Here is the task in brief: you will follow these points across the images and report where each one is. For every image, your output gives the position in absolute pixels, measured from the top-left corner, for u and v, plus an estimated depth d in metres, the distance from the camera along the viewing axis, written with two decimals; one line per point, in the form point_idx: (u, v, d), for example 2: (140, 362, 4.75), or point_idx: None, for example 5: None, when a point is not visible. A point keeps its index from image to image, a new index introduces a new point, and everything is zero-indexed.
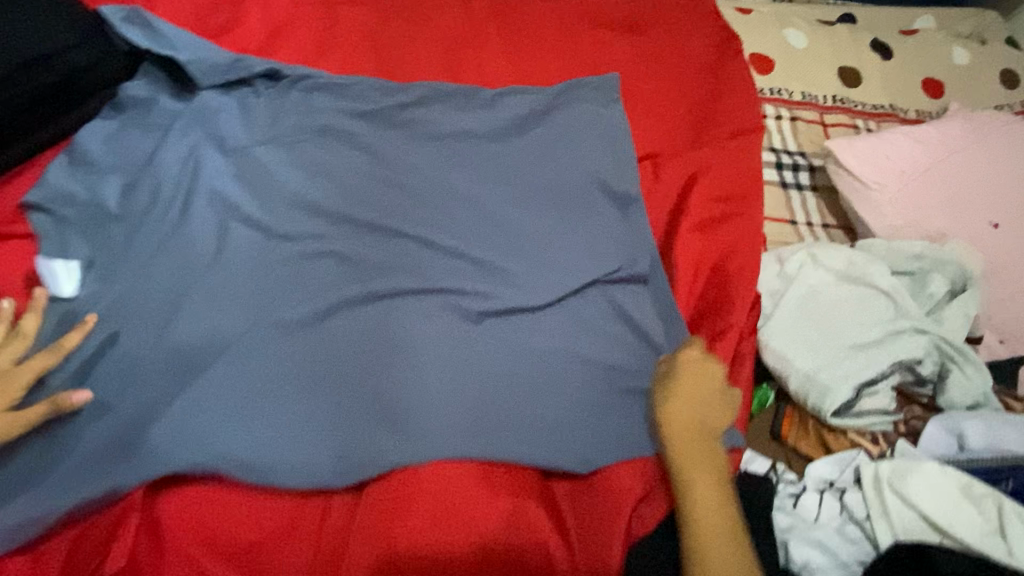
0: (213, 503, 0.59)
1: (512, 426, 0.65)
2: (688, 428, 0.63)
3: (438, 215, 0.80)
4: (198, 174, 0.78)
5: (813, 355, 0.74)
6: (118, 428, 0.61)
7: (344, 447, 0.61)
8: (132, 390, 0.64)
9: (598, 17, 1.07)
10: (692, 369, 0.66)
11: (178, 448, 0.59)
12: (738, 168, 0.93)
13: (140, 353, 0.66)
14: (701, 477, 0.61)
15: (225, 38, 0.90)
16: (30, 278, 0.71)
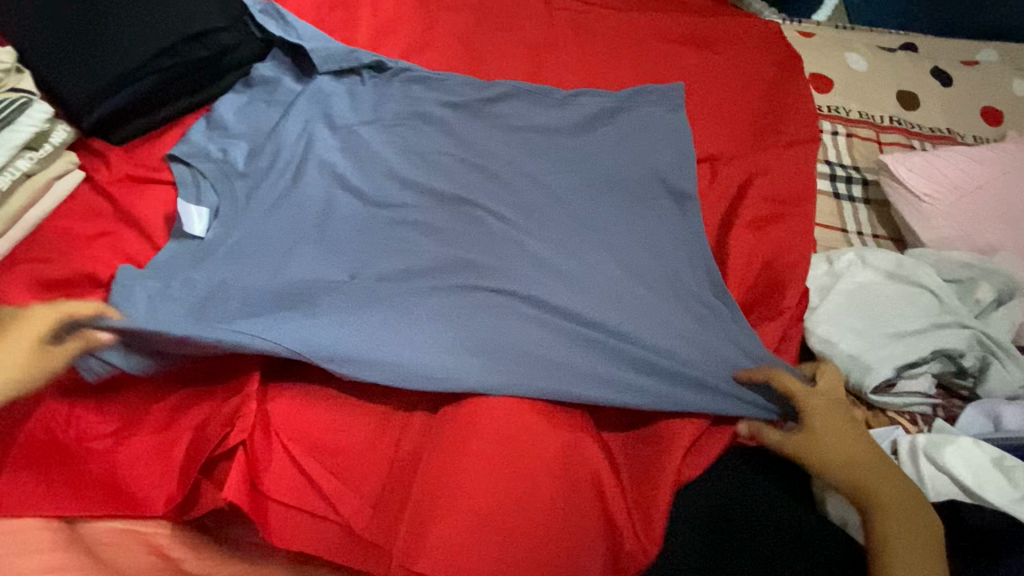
0: (314, 410, 0.69)
1: (573, 370, 0.73)
2: (854, 461, 0.68)
3: (516, 194, 0.89)
4: (312, 144, 0.90)
5: (859, 341, 0.79)
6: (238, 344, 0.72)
7: (431, 361, 0.70)
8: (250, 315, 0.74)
9: (669, 33, 1.16)
10: (823, 407, 0.72)
11: (293, 335, 0.68)
12: (793, 175, 0.99)
13: (253, 286, 0.76)
14: (883, 502, 0.65)
15: (338, 34, 1.03)
16: (169, 218, 0.83)
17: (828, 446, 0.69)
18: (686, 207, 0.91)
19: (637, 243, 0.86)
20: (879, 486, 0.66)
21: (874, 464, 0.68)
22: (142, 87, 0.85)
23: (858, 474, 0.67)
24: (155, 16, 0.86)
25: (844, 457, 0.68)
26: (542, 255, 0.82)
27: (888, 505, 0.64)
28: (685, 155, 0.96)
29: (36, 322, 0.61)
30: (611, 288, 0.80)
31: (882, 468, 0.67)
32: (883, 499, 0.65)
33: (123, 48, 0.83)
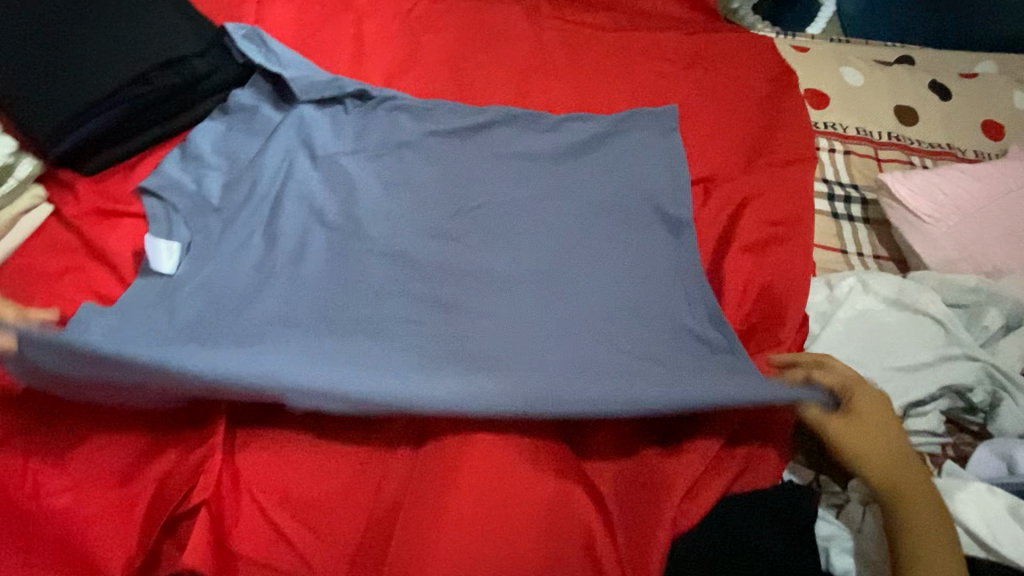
0: (288, 452, 0.68)
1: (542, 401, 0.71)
2: (895, 480, 0.65)
3: (501, 226, 0.88)
4: (292, 177, 0.87)
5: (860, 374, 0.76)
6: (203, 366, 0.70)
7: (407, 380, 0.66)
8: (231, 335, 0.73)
9: (661, 52, 1.13)
10: (862, 414, 0.69)
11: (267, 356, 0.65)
12: (790, 197, 0.96)
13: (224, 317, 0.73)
14: (921, 530, 0.61)
15: (320, 58, 1.00)
16: (138, 254, 0.80)
17: (866, 460, 0.67)
18: (681, 237, 0.89)
19: (624, 272, 0.85)
20: (918, 513, 0.63)
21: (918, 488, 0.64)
22: (111, 117, 0.82)
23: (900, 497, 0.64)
24: (125, 42, 0.83)
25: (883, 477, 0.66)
26: (526, 292, 0.81)
27: (929, 534, 0.61)
28: (678, 177, 0.95)
29: None
30: (600, 322, 0.79)
31: (923, 495, 0.64)
32: (922, 528, 0.62)
33: (90, 76, 0.80)
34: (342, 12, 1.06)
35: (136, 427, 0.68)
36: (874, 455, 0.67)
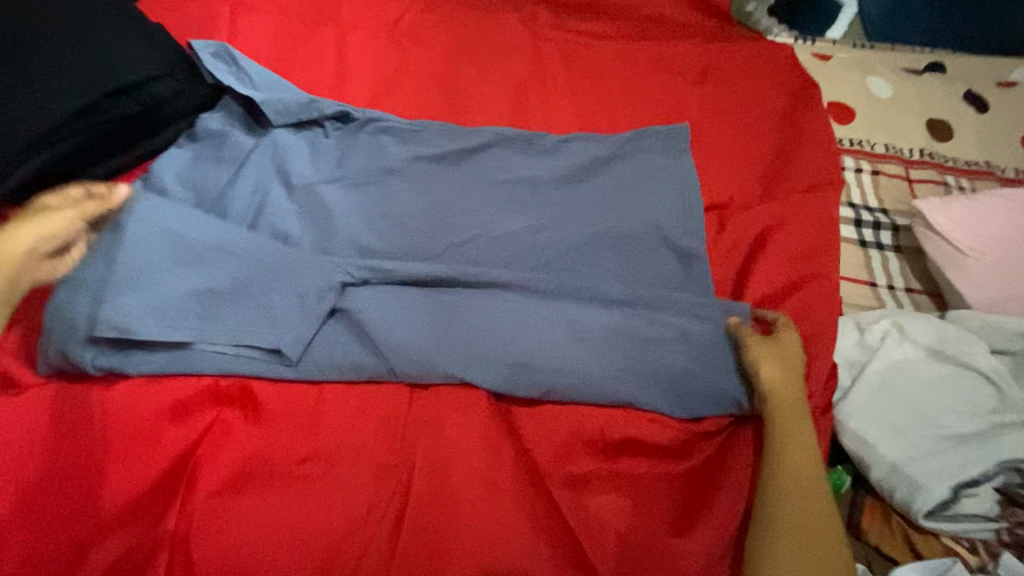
0: (253, 529, 0.63)
1: (557, 331, 0.76)
2: (789, 426, 0.68)
3: (494, 268, 0.80)
4: (265, 210, 0.79)
5: (905, 446, 0.67)
6: (197, 359, 0.70)
7: (415, 329, 0.74)
8: (209, 360, 0.70)
9: (670, 64, 1.04)
10: (788, 354, 0.73)
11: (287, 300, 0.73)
12: (817, 226, 0.87)
13: (205, 348, 0.70)
14: (795, 473, 0.66)
15: (299, 77, 0.92)
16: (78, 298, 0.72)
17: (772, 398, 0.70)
18: (689, 272, 0.83)
19: (635, 302, 0.79)
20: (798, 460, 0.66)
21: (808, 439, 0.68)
22: (62, 149, 0.75)
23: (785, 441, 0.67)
24: (75, 67, 0.76)
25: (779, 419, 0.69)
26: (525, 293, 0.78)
27: (800, 478, 0.65)
28: (688, 207, 0.87)
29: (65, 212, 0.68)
30: (602, 371, 0.74)
31: (807, 445, 0.68)
32: (797, 473, 0.66)
33: (36, 106, 0.73)
34: (323, 26, 0.98)
35: (92, 493, 0.63)
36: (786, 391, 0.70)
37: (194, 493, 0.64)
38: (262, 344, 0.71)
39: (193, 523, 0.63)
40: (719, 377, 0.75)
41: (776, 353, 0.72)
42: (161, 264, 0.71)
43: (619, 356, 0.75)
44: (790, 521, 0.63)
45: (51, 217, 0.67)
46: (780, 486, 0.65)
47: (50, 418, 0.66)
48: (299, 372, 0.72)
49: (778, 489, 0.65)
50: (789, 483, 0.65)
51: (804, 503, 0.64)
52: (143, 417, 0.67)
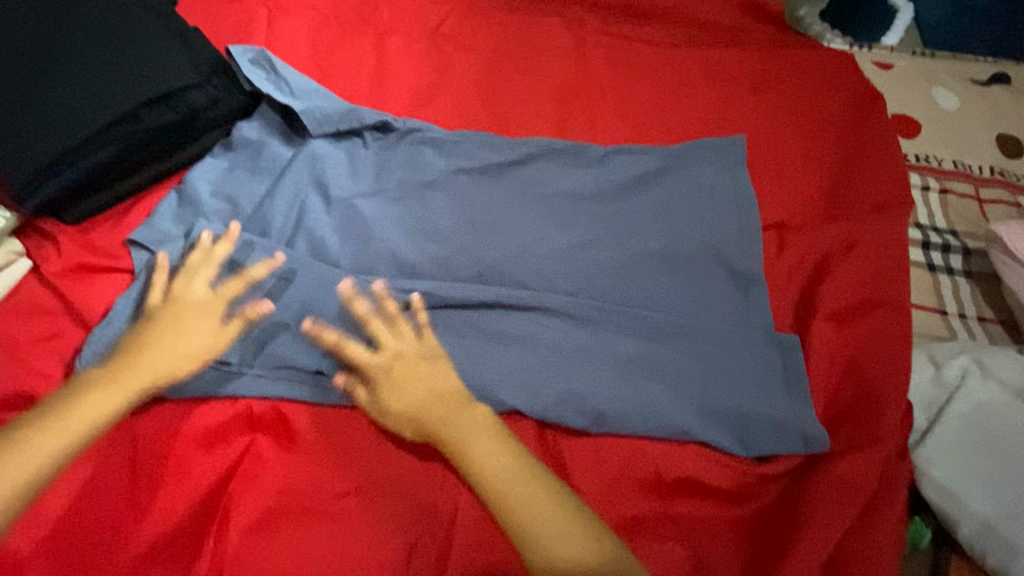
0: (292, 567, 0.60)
1: (602, 359, 0.73)
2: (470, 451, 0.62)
3: (542, 293, 0.76)
4: (302, 225, 0.76)
5: (1000, 503, 0.63)
6: (234, 383, 0.67)
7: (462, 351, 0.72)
8: (247, 386, 0.67)
9: (724, 71, 0.98)
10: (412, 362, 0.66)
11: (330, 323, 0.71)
12: (888, 250, 0.81)
13: (245, 372, 0.67)
14: (522, 505, 0.59)
15: (338, 84, 0.89)
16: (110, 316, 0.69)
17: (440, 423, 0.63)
18: (747, 297, 0.78)
19: (689, 328, 0.75)
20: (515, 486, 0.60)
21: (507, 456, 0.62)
22: (97, 161, 0.72)
23: (495, 472, 0.61)
24: (114, 75, 0.73)
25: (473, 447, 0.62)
26: (573, 311, 0.75)
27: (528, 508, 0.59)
28: (747, 226, 0.82)
29: (205, 341, 0.64)
30: (654, 402, 0.70)
31: (509, 462, 0.61)
32: (536, 507, 0.59)
33: (73, 115, 0.71)
34: (362, 30, 0.94)
35: (128, 525, 0.61)
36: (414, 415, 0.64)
37: (230, 527, 0.61)
38: (303, 367, 0.68)
39: (227, 559, 0.60)
40: (781, 409, 0.70)
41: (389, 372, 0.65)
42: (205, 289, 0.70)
43: (674, 386, 0.72)
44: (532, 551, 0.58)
45: (190, 348, 0.63)
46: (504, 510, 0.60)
47: None
48: (339, 398, 0.68)
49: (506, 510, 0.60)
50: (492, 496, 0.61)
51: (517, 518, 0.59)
52: (177, 444, 0.64)
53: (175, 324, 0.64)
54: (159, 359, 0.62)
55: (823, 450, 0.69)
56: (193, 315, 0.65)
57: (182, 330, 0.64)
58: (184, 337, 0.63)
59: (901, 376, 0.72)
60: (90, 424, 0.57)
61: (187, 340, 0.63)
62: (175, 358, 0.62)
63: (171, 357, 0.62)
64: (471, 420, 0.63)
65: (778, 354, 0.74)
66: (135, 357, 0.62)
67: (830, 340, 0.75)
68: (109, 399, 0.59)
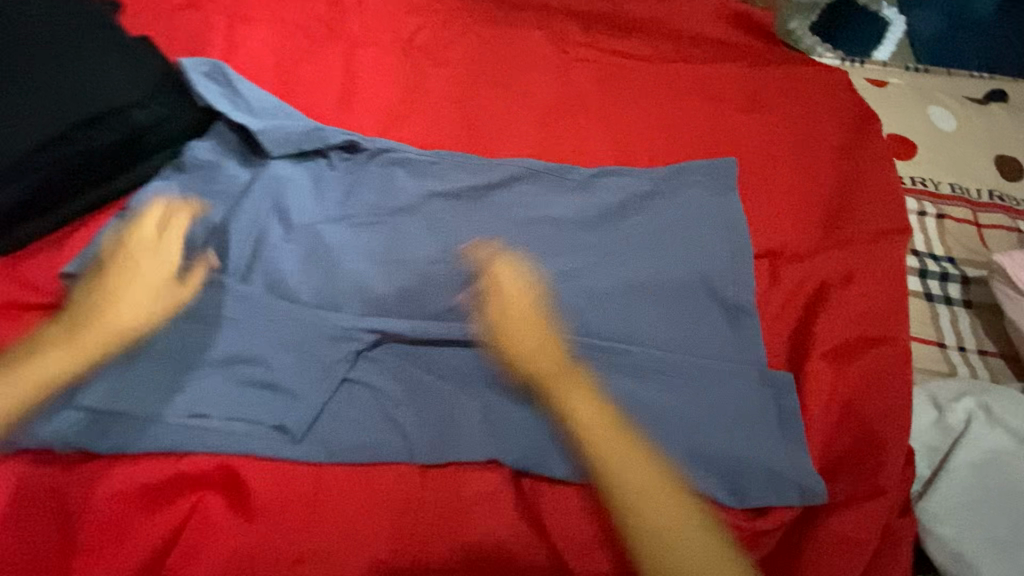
0: None
1: None
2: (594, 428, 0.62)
3: (524, 327, 0.70)
4: (259, 257, 0.70)
5: (1011, 566, 0.58)
6: (178, 436, 0.60)
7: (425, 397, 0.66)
8: (191, 438, 0.61)
9: (714, 88, 0.93)
10: (518, 320, 0.68)
11: (292, 369, 0.65)
12: (887, 282, 0.77)
13: (192, 423, 0.61)
14: (640, 483, 0.60)
15: (302, 101, 0.82)
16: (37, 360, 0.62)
17: (551, 388, 0.65)
18: (738, 332, 0.73)
19: (679, 368, 0.69)
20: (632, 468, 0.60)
21: (621, 434, 0.62)
22: (25, 186, 0.65)
23: (622, 462, 0.61)
24: (46, 91, 0.67)
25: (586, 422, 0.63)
26: (555, 347, 0.69)
27: (644, 488, 0.59)
28: (738, 254, 0.77)
29: (162, 282, 0.65)
30: (640, 451, 0.65)
31: (625, 439, 0.62)
32: (657, 507, 0.59)
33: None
34: (330, 42, 0.88)
35: None
36: (528, 371, 0.66)
37: None
38: (261, 421, 0.62)
39: None
40: (778, 458, 0.65)
41: (511, 332, 0.67)
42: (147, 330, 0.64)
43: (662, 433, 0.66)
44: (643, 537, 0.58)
45: (145, 289, 0.64)
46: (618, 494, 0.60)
47: (10, 501, 0.58)
48: (300, 451, 0.62)
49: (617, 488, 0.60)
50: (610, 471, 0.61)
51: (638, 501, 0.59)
52: (113, 505, 0.58)
53: (130, 274, 0.65)
54: (116, 308, 0.63)
55: (822, 501, 0.64)
56: (147, 263, 0.66)
57: (140, 279, 0.65)
58: (141, 285, 0.64)
59: (903, 420, 0.68)
60: (60, 370, 0.59)
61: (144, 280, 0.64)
62: (134, 306, 0.63)
63: (127, 297, 0.63)
64: (581, 393, 0.64)
65: (772, 394, 0.69)
66: (92, 311, 0.62)
67: (826, 380, 0.70)
68: (74, 349, 0.60)
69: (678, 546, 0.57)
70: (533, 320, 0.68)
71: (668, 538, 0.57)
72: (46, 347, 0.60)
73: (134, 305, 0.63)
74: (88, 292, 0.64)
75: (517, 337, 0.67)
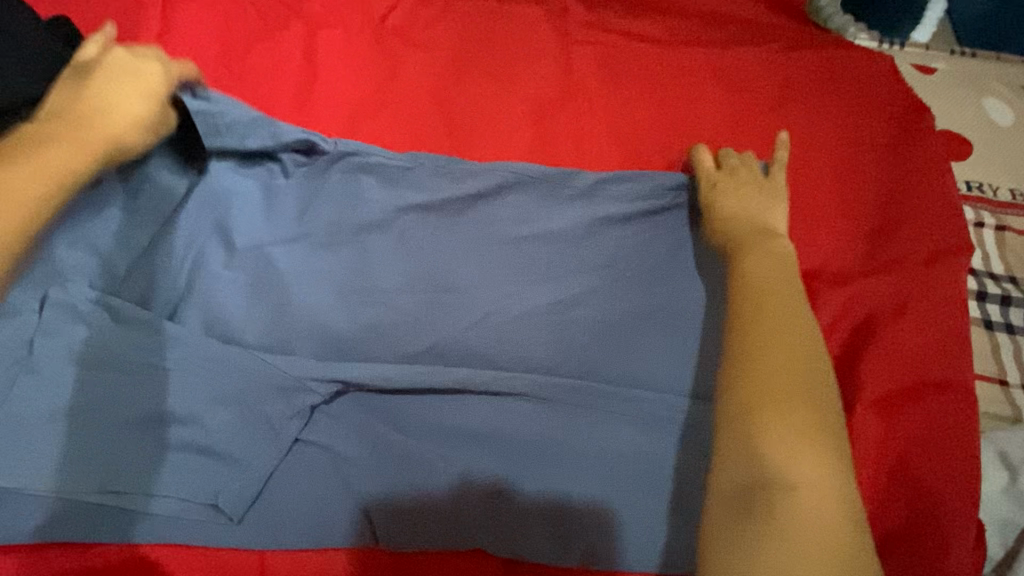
0: None
1: (589, 467, 0.56)
2: (763, 290, 0.51)
3: (515, 372, 0.59)
4: (195, 289, 0.59)
5: None
6: (93, 514, 0.51)
7: (393, 460, 0.55)
8: (110, 518, 0.51)
9: (739, 76, 0.80)
10: (737, 192, 0.64)
11: (232, 429, 0.54)
12: (945, 314, 0.65)
13: (101, 502, 0.50)
14: (786, 334, 0.47)
15: (254, 95, 0.70)
16: None
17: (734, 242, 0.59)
18: None
19: (699, 421, 0.58)
20: (788, 325, 0.48)
21: (794, 294, 0.51)
22: None
23: (785, 339, 0.47)
24: None
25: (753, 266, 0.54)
26: (552, 394, 0.58)
27: (792, 341, 0.47)
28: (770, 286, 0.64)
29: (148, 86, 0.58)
30: (648, 525, 0.54)
31: (795, 301, 0.50)
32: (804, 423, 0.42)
33: None
34: (287, 22, 0.75)
35: None
36: (717, 234, 0.62)
37: None
38: (189, 499, 0.51)
39: None
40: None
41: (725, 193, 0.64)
42: (50, 384, 0.52)
43: (676, 502, 0.55)
44: (754, 429, 0.42)
45: (131, 93, 0.57)
46: (761, 366, 0.45)
47: None
48: (240, 536, 0.52)
49: (763, 354, 0.46)
50: (763, 336, 0.47)
51: (786, 389, 0.44)
52: None
53: (110, 79, 0.57)
54: (105, 115, 0.55)
55: None
56: (129, 73, 0.58)
57: (123, 84, 0.57)
58: (127, 91, 0.57)
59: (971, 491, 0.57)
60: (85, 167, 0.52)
61: (129, 85, 0.57)
62: (147, 99, 0.57)
63: (112, 102, 0.56)
64: (768, 250, 0.56)
65: None
66: (85, 109, 0.55)
67: (876, 435, 0.59)
68: (88, 150, 0.53)
69: (794, 397, 0.43)
70: (757, 193, 0.64)
71: (787, 381, 0.44)
72: (52, 136, 0.52)
73: (126, 110, 0.56)
74: (69, 101, 0.55)
75: (729, 200, 0.63)
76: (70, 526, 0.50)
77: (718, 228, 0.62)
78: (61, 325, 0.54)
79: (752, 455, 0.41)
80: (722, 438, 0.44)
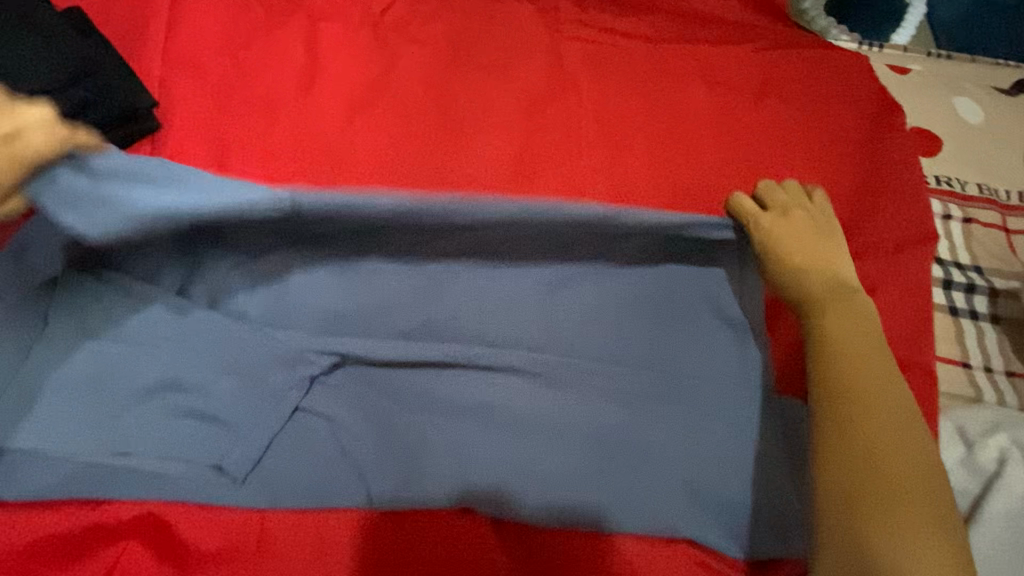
0: None
1: (569, 437, 0.59)
2: (856, 365, 0.54)
3: (502, 348, 0.63)
4: (198, 267, 0.61)
5: None
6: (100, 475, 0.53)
7: (386, 430, 0.59)
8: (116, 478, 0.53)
9: (722, 74, 0.84)
10: (800, 235, 0.63)
11: (236, 398, 0.58)
12: (909, 300, 0.69)
13: (112, 462, 0.54)
14: (887, 418, 0.51)
15: (256, 83, 0.73)
16: None
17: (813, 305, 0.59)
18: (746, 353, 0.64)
19: (672, 394, 0.62)
20: (889, 409, 0.51)
21: (881, 360, 0.55)
22: None
23: (887, 425, 0.50)
24: None
25: (841, 337, 0.56)
26: (538, 368, 0.62)
27: (894, 426, 0.50)
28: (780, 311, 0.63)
29: None
30: (626, 490, 0.58)
31: (892, 383, 0.53)
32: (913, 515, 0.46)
33: None
34: (289, 16, 0.78)
35: None
36: (791, 289, 0.61)
37: None
38: (195, 460, 0.55)
39: None
40: (781, 501, 0.58)
41: (790, 238, 0.62)
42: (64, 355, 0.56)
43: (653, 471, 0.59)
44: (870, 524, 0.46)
45: None
46: (870, 457, 0.48)
47: None
48: (240, 496, 0.54)
49: (868, 442, 0.49)
50: (865, 422, 0.50)
51: (894, 480, 0.47)
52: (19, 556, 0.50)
53: None
54: None
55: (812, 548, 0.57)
56: None
57: None
58: None
59: None
60: None
61: None
62: None
63: None
64: (851, 318, 0.58)
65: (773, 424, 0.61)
66: None
67: None
68: None
69: (902, 489, 0.47)
70: (824, 244, 0.63)
71: (896, 473, 0.48)
72: None
73: None
74: None
75: (798, 252, 0.62)
76: (77, 486, 0.53)
77: (785, 281, 0.61)
78: (74, 300, 0.57)
79: (860, 543, 0.45)
80: (826, 518, 0.47)
